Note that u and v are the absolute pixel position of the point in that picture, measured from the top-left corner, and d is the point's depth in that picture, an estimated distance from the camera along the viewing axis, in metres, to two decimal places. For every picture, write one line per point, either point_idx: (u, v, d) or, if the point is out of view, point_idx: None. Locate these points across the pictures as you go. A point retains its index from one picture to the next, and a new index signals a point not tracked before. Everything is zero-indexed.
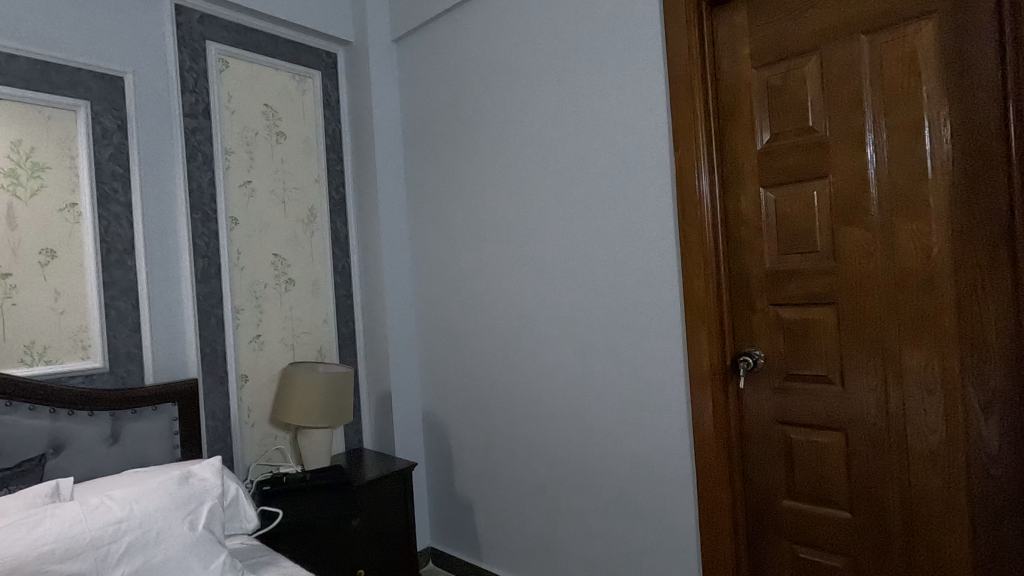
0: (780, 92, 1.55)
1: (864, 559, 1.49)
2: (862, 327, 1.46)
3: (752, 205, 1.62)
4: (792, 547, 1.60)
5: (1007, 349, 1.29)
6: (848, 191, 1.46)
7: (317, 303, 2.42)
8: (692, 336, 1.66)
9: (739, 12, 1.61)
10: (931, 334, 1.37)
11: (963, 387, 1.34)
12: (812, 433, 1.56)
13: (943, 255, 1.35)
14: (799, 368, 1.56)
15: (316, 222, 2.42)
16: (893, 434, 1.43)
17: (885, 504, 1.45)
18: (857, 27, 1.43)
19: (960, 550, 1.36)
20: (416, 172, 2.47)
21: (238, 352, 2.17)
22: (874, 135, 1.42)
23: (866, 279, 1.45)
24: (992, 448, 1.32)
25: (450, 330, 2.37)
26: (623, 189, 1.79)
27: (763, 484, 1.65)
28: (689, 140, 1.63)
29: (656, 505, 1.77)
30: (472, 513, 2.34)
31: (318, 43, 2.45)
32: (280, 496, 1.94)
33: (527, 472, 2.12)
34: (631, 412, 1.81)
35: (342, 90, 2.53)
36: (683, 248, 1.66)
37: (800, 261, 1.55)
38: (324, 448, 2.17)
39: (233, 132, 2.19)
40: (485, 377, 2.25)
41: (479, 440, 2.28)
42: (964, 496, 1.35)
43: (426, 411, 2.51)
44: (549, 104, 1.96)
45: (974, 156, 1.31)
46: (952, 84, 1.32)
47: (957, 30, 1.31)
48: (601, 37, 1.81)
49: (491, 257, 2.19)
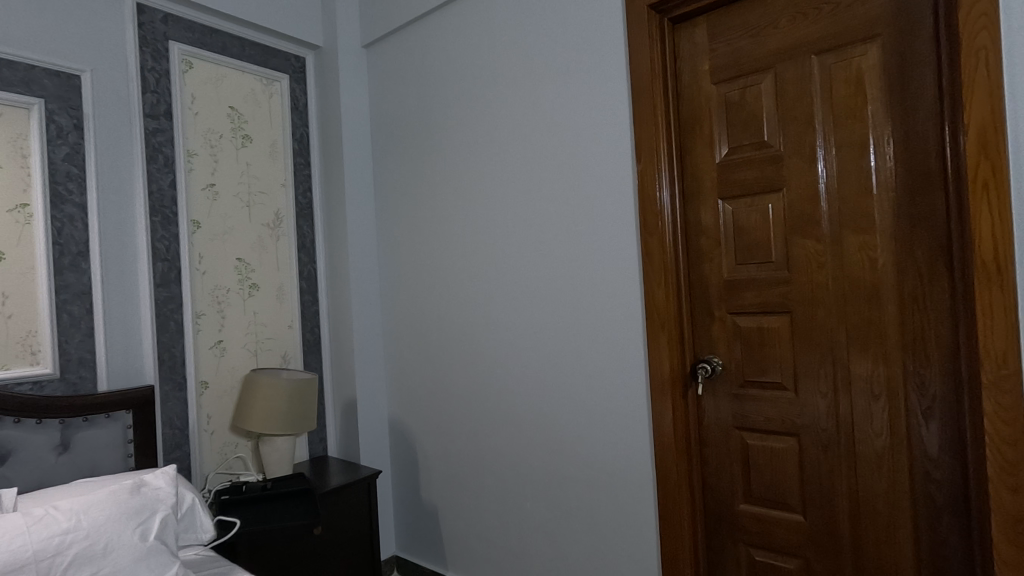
0: (737, 108, 1.61)
1: (816, 560, 1.53)
2: (814, 336, 1.51)
3: (711, 217, 1.66)
4: (748, 549, 1.64)
5: (945, 356, 1.35)
6: (800, 204, 1.52)
7: (282, 308, 2.38)
8: (652, 344, 1.69)
9: (699, 28, 1.67)
10: (877, 341, 1.43)
11: (905, 393, 1.40)
12: (768, 438, 1.60)
13: (887, 266, 1.42)
14: (755, 375, 1.61)
15: (282, 227, 2.39)
16: (842, 439, 1.49)
17: (834, 506, 1.50)
18: (808, 47, 1.49)
19: (905, 550, 1.41)
20: (384, 177, 2.46)
21: (198, 358, 2.13)
22: (824, 151, 1.48)
23: (817, 289, 1.50)
24: (932, 450, 1.37)
25: (417, 336, 2.36)
26: (588, 199, 1.82)
27: (721, 488, 1.69)
28: (651, 152, 1.67)
29: (617, 509, 1.79)
30: (437, 520, 2.33)
31: (286, 46, 2.43)
32: (239, 505, 1.90)
33: (492, 479, 2.12)
34: (595, 418, 1.83)
35: (310, 95, 2.51)
36: (645, 258, 1.70)
37: (756, 271, 1.60)
38: (287, 456, 2.13)
39: (196, 134, 2.15)
40: (452, 384, 2.24)
41: (445, 446, 2.28)
42: (907, 497, 1.41)
43: (392, 418, 2.49)
44: (516, 114, 1.99)
45: (915, 171, 1.37)
46: (894, 104, 1.39)
47: (899, 52, 1.38)
48: (567, 50, 1.84)
49: (459, 264, 2.19)
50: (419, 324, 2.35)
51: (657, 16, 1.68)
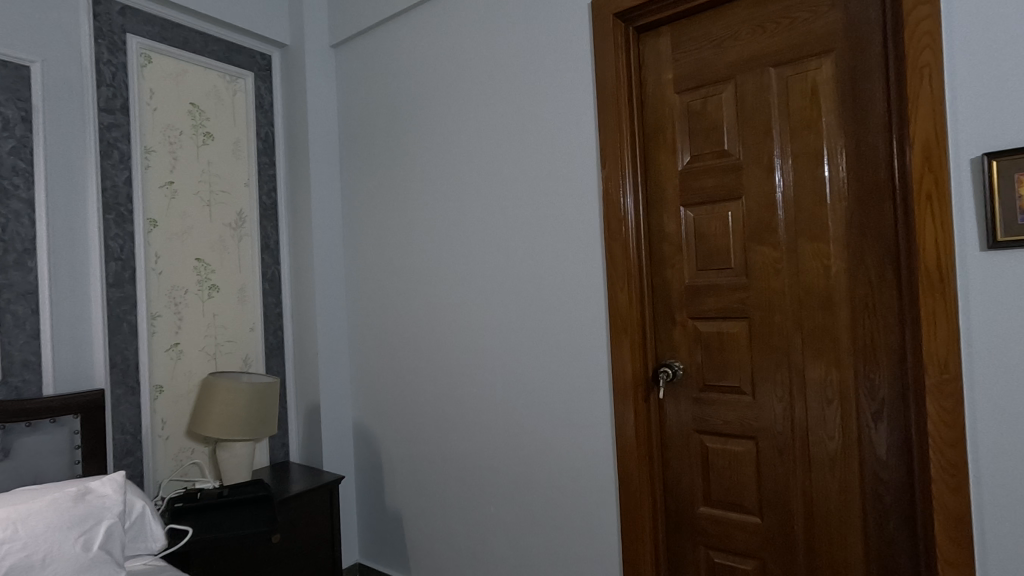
0: (699, 117, 1.64)
1: (771, 561, 1.56)
2: (770, 341, 1.55)
3: (673, 223, 1.69)
4: (707, 551, 1.67)
5: (894, 361, 1.39)
6: (758, 212, 1.55)
7: (243, 310, 2.33)
8: (616, 349, 1.70)
9: (663, 38, 1.70)
10: (830, 346, 1.47)
11: (857, 397, 1.44)
12: (727, 441, 1.63)
13: (840, 273, 1.45)
14: (715, 379, 1.64)
15: (244, 227, 2.34)
16: (797, 442, 1.52)
17: (789, 508, 1.53)
18: (766, 60, 1.53)
19: (854, 550, 1.45)
20: (351, 178, 2.43)
21: (153, 361, 2.06)
22: (781, 161, 1.52)
23: (775, 296, 1.54)
24: (881, 452, 1.42)
25: (383, 339, 2.33)
26: (554, 204, 1.83)
27: (681, 491, 1.71)
28: (616, 158, 1.69)
29: (580, 512, 1.80)
30: (401, 526, 2.30)
31: (251, 43, 2.39)
32: (193, 513, 1.84)
33: (457, 484, 2.11)
34: (560, 422, 1.84)
35: (276, 93, 2.47)
36: (608, 264, 1.71)
37: (717, 277, 1.63)
38: (245, 462, 2.07)
39: (154, 130, 2.09)
40: (417, 388, 2.22)
41: (409, 451, 2.25)
42: (858, 498, 1.45)
43: (356, 422, 2.45)
44: (485, 119, 1.99)
45: (866, 182, 1.42)
46: (847, 117, 1.44)
47: (850, 67, 1.42)
48: (535, 56, 1.85)
49: (425, 267, 2.17)
50: (384, 328, 2.32)
51: (622, 25, 1.70)
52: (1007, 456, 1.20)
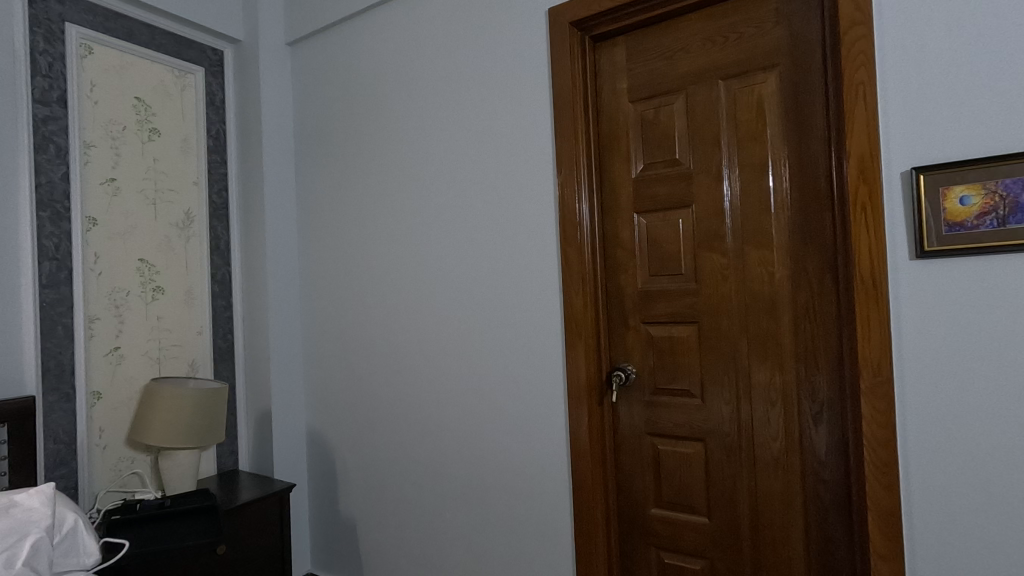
0: (652, 126, 1.68)
1: (719, 560, 1.60)
2: (717, 344, 1.60)
3: (628, 229, 1.72)
4: (658, 553, 1.70)
5: (832, 364, 1.44)
6: (706, 220, 1.60)
7: (190, 313, 2.25)
8: (570, 353, 1.72)
9: (618, 48, 1.73)
10: (774, 351, 1.52)
11: (798, 400, 1.49)
12: (677, 444, 1.66)
13: (783, 279, 1.51)
14: (666, 383, 1.67)
15: (192, 227, 2.26)
16: (743, 443, 1.57)
17: (736, 508, 1.58)
18: (714, 73, 1.58)
19: (796, 547, 1.50)
20: (307, 179, 2.38)
21: (91, 366, 1.96)
22: (728, 171, 1.57)
23: (722, 301, 1.58)
24: (821, 452, 1.47)
25: (338, 344, 2.29)
26: (511, 209, 1.83)
27: (633, 493, 1.73)
28: (572, 165, 1.71)
29: (535, 516, 1.80)
30: (355, 534, 2.25)
31: (201, 38, 2.31)
32: (131, 526, 1.75)
33: (412, 490, 2.08)
34: (516, 427, 1.84)
35: (228, 90, 2.40)
36: (564, 269, 1.72)
37: (669, 283, 1.67)
38: (190, 471, 1.99)
39: (94, 124, 1.99)
40: (372, 393, 2.18)
41: (364, 457, 2.21)
42: (800, 497, 1.50)
43: (310, 429, 2.40)
44: (443, 122, 1.98)
45: (807, 192, 1.47)
46: (789, 130, 1.49)
47: (793, 82, 1.48)
48: (493, 61, 1.86)
49: (381, 270, 2.15)
50: (339, 331, 2.28)
51: (578, 34, 1.73)
52: (934, 454, 1.26)
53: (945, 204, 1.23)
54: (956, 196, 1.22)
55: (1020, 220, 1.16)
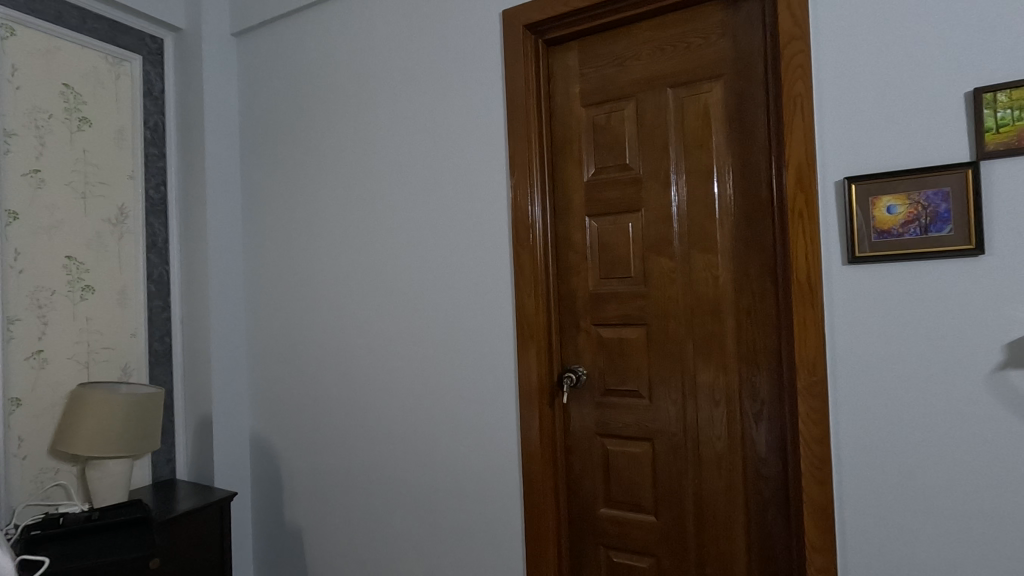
0: (604, 130, 1.70)
1: (665, 558, 1.64)
2: (664, 346, 1.63)
3: (579, 232, 1.74)
4: (607, 552, 1.72)
5: (772, 365, 1.50)
6: (655, 224, 1.63)
7: (123, 314, 2.12)
8: (522, 355, 1.72)
9: (571, 52, 1.75)
10: (718, 352, 1.57)
11: (741, 399, 1.54)
12: (626, 444, 1.69)
13: (727, 282, 1.56)
14: (616, 384, 1.70)
15: (127, 223, 2.14)
16: (688, 442, 1.61)
17: (682, 506, 1.62)
18: (664, 81, 1.62)
19: (738, 542, 1.55)
20: (253, 175, 2.30)
21: (9, 371, 1.82)
22: (676, 177, 1.61)
23: (670, 303, 1.62)
24: (762, 450, 1.52)
25: (284, 345, 2.21)
26: (464, 210, 1.82)
27: (584, 493, 1.75)
28: (524, 167, 1.71)
29: (486, 518, 1.79)
30: (301, 542, 2.18)
31: (139, 24, 2.19)
32: (53, 542, 1.63)
33: (361, 496, 2.03)
34: (467, 430, 1.82)
35: (168, 80, 2.29)
36: (516, 270, 1.73)
37: (619, 285, 1.69)
38: (121, 482, 1.88)
39: (17, 111, 1.85)
40: (320, 397, 2.12)
41: (311, 463, 2.15)
42: (742, 493, 1.54)
43: (254, 435, 2.31)
44: (395, 120, 1.94)
45: (749, 199, 1.53)
46: (734, 138, 1.54)
47: (737, 92, 1.53)
48: (446, 61, 1.84)
49: (330, 269, 2.09)
50: (286, 333, 2.21)
51: (532, 37, 1.74)
52: (864, 449, 1.33)
53: (875, 213, 1.30)
54: (884, 204, 1.29)
55: (941, 228, 1.24)
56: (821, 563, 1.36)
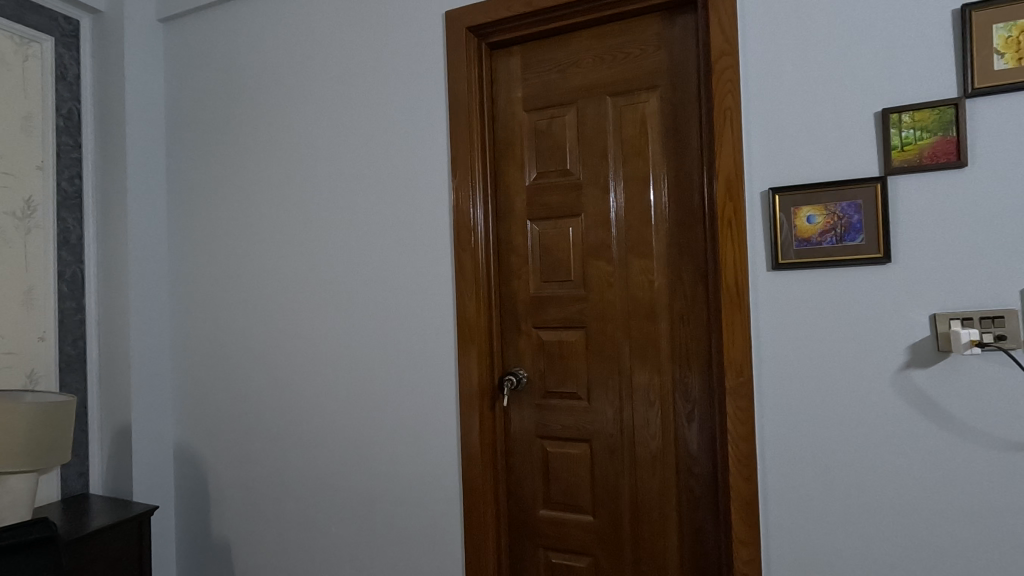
0: (545, 136, 1.72)
1: (602, 557, 1.67)
2: (602, 349, 1.66)
3: (520, 236, 1.75)
4: (546, 554, 1.73)
5: (702, 366, 1.56)
6: (594, 229, 1.67)
7: (30, 316, 1.94)
8: (463, 358, 1.71)
9: (514, 56, 1.76)
10: (653, 354, 1.62)
11: (674, 400, 1.59)
12: (565, 445, 1.71)
13: (662, 287, 1.61)
14: (556, 386, 1.71)
15: (35, 217, 1.96)
16: (624, 442, 1.64)
17: (618, 505, 1.65)
18: (603, 89, 1.65)
19: (671, 539, 1.60)
20: (180, 169, 2.17)
21: None
22: (615, 184, 1.65)
23: (608, 307, 1.66)
24: (693, 448, 1.58)
25: (213, 349, 2.10)
26: (404, 211, 1.79)
27: (524, 496, 1.76)
28: (466, 170, 1.71)
29: (425, 524, 1.77)
30: (230, 556, 2.07)
31: (51, 4, 2.03)
32: None
33: (295, 505, 1.95)
34: (406, 435, 1.79)
35: (85, 66, 2.13)
36: (458, 273, 1.72)
37: (559, 289, 1.71)
38: (24, 499, 1.71)
39: None
40: (251, 403, 2.03)
41: (241, 472, 2.05)
42: (675, 491, 1.59)
43: (178, 444, 2.18)
44: (334, 117, 1.89)
45: (683, 207, 1.58)
46: (669, 148, 1.60)
47: (671, 103, 1.59)
48: (388, 59, 1.81)
49: (263, 270, 2.01)
50: (215, 336, 2.10)
51: (475, 39, 1.73)
52: (785, 446, 1.40)
53: (796, 222, 1.38)
54: (805, 214, 1.37)
55: (854, 238, 1.33)
56: (747, 556, 1.42)
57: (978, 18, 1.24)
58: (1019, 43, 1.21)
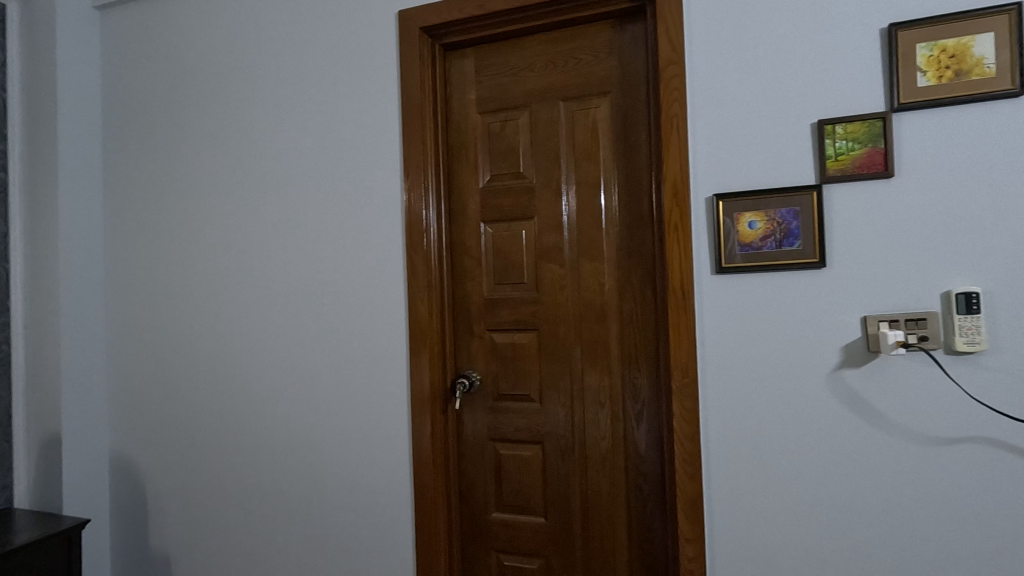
0: (498, 138, 1.72)
1: (553, 558, 1.68)
2: (554, 351, 1.68)
3: (474, 238, 1.74)
4: (498, 556, 1.73)
5: (650, 367, 1.59)
6: (546, 232, 1.68)
7: None
8: (414, 361, 1.69)
9: (468, 58, 1.75)
10: (603, 355, 1.64)
11: (623, 400, 1.62)
12: (517, 447, 1.71)
13: (612, 289, 1.63)
14: (508, 389, 1.72)
15: None
16: (575, 443, 1.66)
17: (569, 506, 1.66)
18: (556, 94, 1.67)
19: (620, 538, 1.62)
20: (117, 164, 2.07)
21: None
22: (567, 188, 1.67)
23: (560, 310, 1.67)
24: (642, 448, 1.61)
25: (153, 353, 2.01)
26: (355, 211, 1.76)
27: (476, 499, 1.75)
28: (418, 172, 1.69)
29: (376, 530, 1.74)
30: (169, 569, 1.98)
31: None
32: None
33: (239, 513, 1.89)
34: (356, 440, 1.76)
35: (12, 52, 2.01)
36: (410, 276, 1.70)
37: (512, 292, 1.72)
38: None
39: None
40: (193, 408, 1.95)
41: (182, 481, 1.96)
42: (623, 490, 1.62)
43: (114, 453, 2.07)
44: (283, 114, 1.84)
45: (632, 211, 1.61)
46: (620, 153, 1.62)
47: (622, 109, 1.61)
48: (339, 56, 1.78)
49: (206, 271, 1.93)
50: (154, 338, 2.01)
51: (428, 40, 1.72)
52: (728, 445, 1.45)
53: (738, 227, 1.42)
54: (746, 220, 1.42)
55: (791, 243, 1.38)
56: (691, 552, 1.45)
57: (904, 37, 1.31)
58: (940, 62, 1.29)
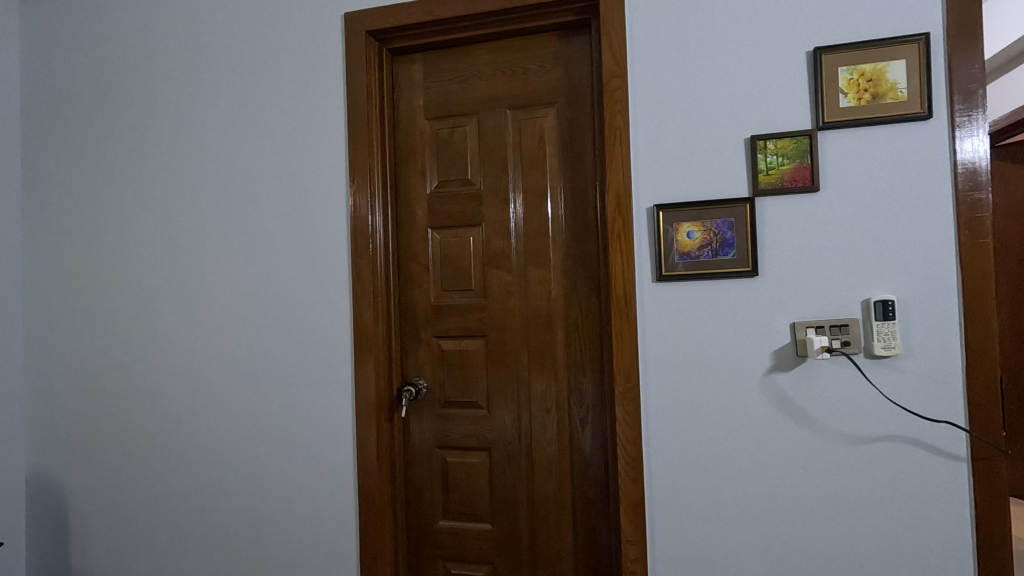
0: (446, 144, 1.72)
1: (500, 564, 1.68)
2: (501, 357, 1.68)
3: (421, 244, 1.73)
4: (445, 565, 1.72)
5: (595, 372, 1.62)
6: (494, 239, 1.69)
7: None
8: (359, 369, 1.66)
9: (416, 64, 1.75)
10: (549, 361, 1.66)
11: (569, 405, 1.64)
12: (465, 454, 1.71)
13: (558, 296, 1.65)
14: (455, 396, 1.71)
15: None
16: (522, 449, 1.67)
17: (516, 511, 1.67)
18: (503, 102, 1.68)
19: (566, 542, 1.64)
20: (39, 161, 1.94)
21: None
22: (515, 195, 1.68)
23: (508, 316, 1.68)
24: (587, 452, 1.63)
25: (77, 362, 1.89)
26: (299, 215, 1.71)
27: (423, 507, 1.73)
28: (364, 176, 1.67)
29: (318, 542, 1.69)
30: None
31: None
32: None
33: (171, 529, 1.79)
34: (298, 450, 1.71)
35: None
36: (355, 282, 1.67)
37: (460, 298, 1.71)
38: None
39: None
40: (121, 421, 1.84)
41: (108, 498, 1.85)
42: (569, 494, 1.64)
43: (31, 470, 1.93)
44: (222, 114, 1.77)
45: (578, 219, 1.64)
46: (566, 162, 1.65)
47: (568, 119, 1.64)
48: (282, 56, 1.73)
49: (137, 276, 1.84)
50: (79, 347, 1.89)
51: (375, 44, 1.70)
52: (669, 447, 1.49)
53: (677, 237, 1.47)
54: (685, 230, 1.47)
55: (726, 253, 1.45)
56: (634, 553, 1.49)
57: (828, 61, 1.40)
58: (859, 85, 1.38)
